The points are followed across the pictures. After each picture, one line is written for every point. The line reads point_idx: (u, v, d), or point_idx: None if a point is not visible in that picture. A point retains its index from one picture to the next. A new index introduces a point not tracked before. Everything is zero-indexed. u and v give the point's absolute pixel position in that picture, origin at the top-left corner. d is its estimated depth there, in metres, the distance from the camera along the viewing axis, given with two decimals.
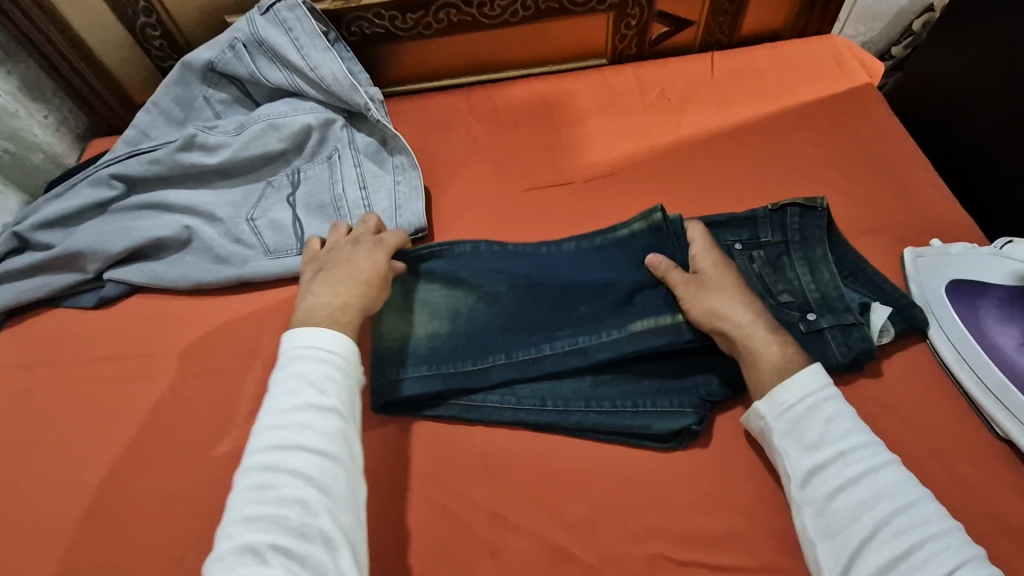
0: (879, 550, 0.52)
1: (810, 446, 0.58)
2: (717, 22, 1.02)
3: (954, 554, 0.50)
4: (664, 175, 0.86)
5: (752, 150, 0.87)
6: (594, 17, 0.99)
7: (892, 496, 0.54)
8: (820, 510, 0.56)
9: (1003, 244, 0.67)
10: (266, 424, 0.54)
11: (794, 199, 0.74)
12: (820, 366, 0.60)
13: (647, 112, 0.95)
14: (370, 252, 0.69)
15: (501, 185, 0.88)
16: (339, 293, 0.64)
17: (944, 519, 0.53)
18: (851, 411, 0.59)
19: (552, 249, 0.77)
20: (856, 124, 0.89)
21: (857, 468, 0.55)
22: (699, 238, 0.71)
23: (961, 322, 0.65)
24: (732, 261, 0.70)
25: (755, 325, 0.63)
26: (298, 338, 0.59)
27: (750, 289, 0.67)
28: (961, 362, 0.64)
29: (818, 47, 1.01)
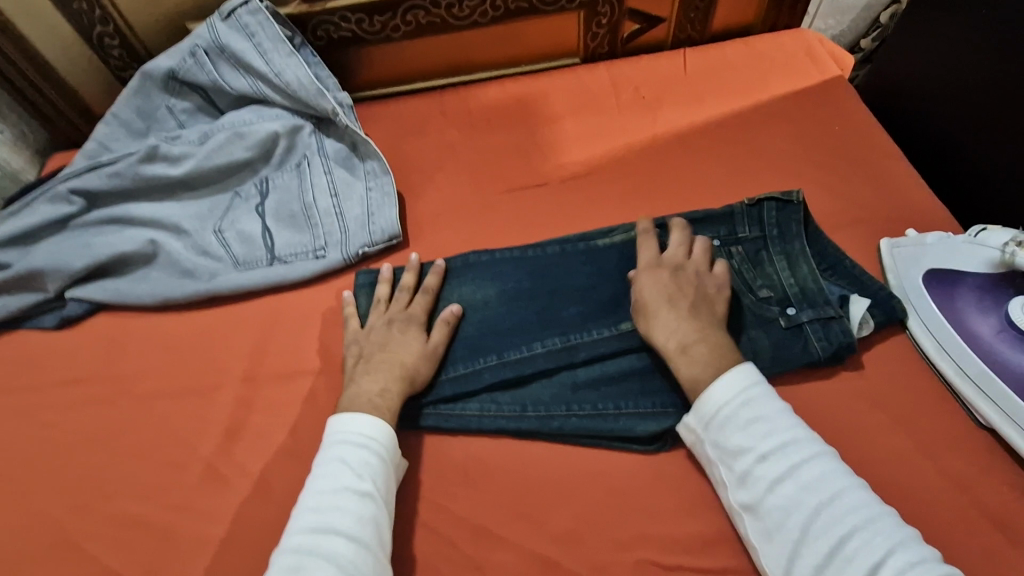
0: (811, 550, 0.50)
1: (735, 453, 0.56)
2: (688, 19, 1.02)
3: (884, 544, 0.48)
4: (641, 173, 0.85)
5: (728, 146, 0.87)
6: (564, 17, 0.98)
7: (820, 492, 0.52)
8: (755, 514, 0.54)
9: (977, 232, 0.66)
10: (306, 505, 0.55)
11: (770, 194, 0.73)
12: (738, 373, 0.58)
13: (622, 111, 0.94)
14: (405, 333, 0.67)
15: (476, 188, 0.87)
16: (379, 378, 0.63)
17: (874, 507, 0.51)
18: (775, 407, 0.56)
19: (534, 251, 0.75)
20: (829, 117, 0.89)
21: (782, 468, 0.53)
22: (646, 251, 0.70)
23: (939, 312, 0.65)
24: (669, 268, 0.67)
25: (667, 346, 0.62)
26: (341, 421, 0.60)
27: (680, 301, 0.64)
28: (941, 351, 0.63)
29: (789, 41, 1.01)
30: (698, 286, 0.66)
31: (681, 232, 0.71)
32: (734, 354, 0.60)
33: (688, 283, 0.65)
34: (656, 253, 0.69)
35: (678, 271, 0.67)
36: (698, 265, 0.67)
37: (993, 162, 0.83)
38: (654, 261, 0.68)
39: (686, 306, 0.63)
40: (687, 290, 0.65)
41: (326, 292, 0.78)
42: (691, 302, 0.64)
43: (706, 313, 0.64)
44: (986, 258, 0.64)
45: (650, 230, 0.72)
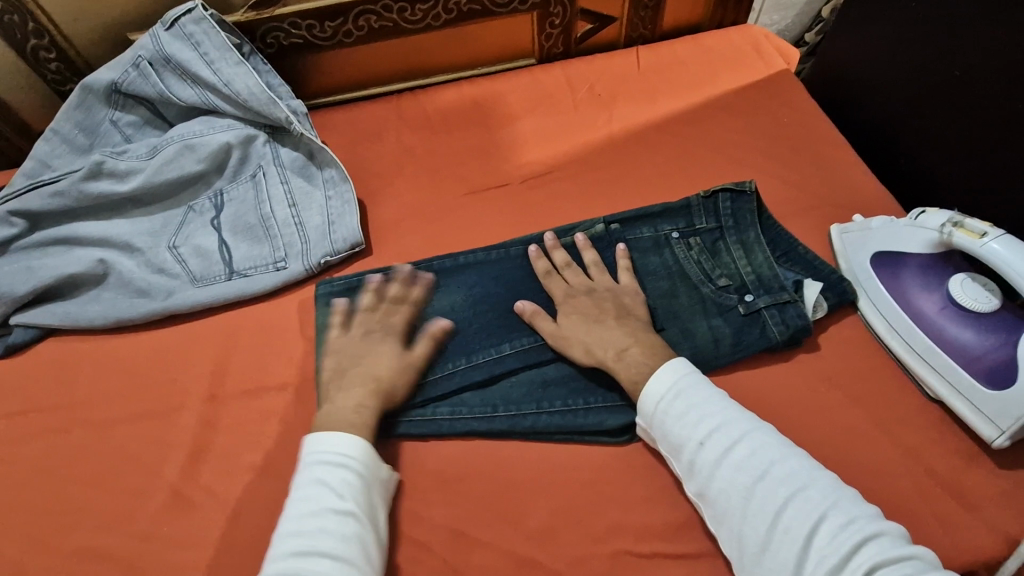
0: (753, 528, 0.52)
1: (677, 445, 0.58)
2: (639, 18, 1.04)
3: (815, 510, 0.51)
4: (600, 170, 0.87)
5: (682, 141, 0.89)
6: (517, 18, 0.99)
7: (754, 469, 0.54)
8: (702, 499, 0.56)
9: (917, 214, 0.68)
10: (284, 530, 0.54)
11: (724, 185, 0.76)
12: (665, 369, 0.61)
13: (578, 110, 0.95)
14: (382, 346, 0.67)
15: (437, 191, 0.86)
16: (355, 394, 0.62)
17: (804, 477, 0.53)
18: (707, 393, 0.59)
19: (497, 252, 0.76)
20: (777, 109, 0.92)
21: (719, 451, 0.56)
22: (553, 283, 0.71)
23: (886, 291, 0.67)
24: (577, 290, 0.70)
25: (605, 357, 0.64)
26: (314, 443, 0.59)
27: (607, 315, 0.67)
28: (890, 330, 0.66)
29: (736, 36, 1.04)
30: (614, 297, 0.69)
31: (572, 263, 0.72)
32: (662, 350, 0.64)
33: (605, 297, 0.69)
34: (566, 285, 0.71)
35: (588, 288, 0.70)
36: (609, 284, 0.70)
37: (931, 146, 0.87)
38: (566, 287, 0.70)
39: (613, 318, 0.66)
40: (607, 303, 0.68)
41: (288, 304, 0.77)
42: (614, 313, 0.67)
43: (631, 317, 0.67)
44: (926, 240, 0.66)
45: (549, 273, 0.72)
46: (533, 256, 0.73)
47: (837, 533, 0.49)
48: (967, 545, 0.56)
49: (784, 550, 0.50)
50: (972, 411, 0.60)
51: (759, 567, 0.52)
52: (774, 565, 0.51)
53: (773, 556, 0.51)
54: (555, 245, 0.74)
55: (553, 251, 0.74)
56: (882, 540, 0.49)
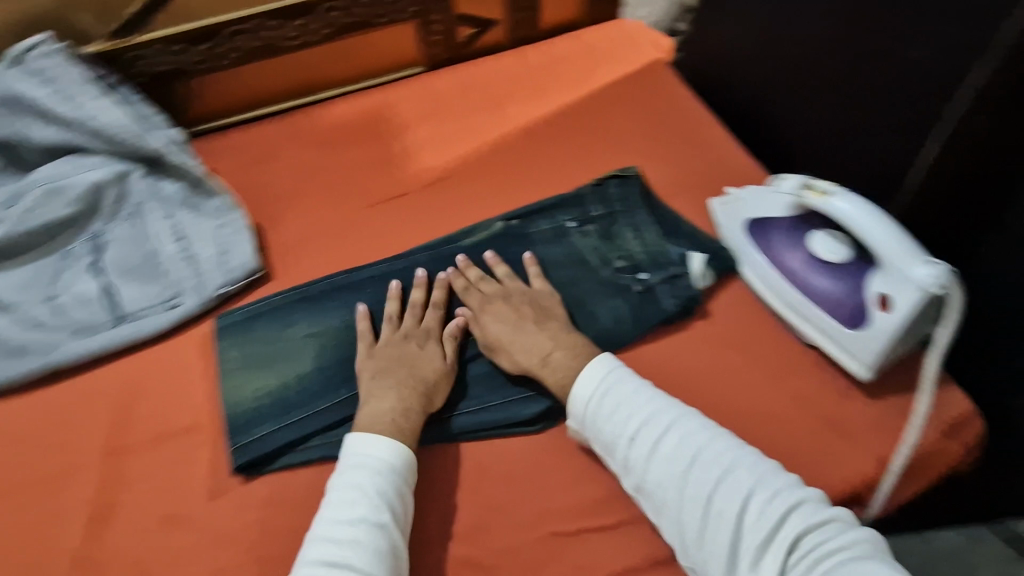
0: (691, 515, 0.55)
1: (610, 444, 0.61)
2: (519, 20, 1.06)
3: (742, 487, 0.54)
4: (495, 171, 0.89)
5: (571, 135, 0.93)
6: (398, 28, 0.99)
7: (683, 457, 0.57)
8: (642, 493, 0.59)
9: (778, 180, 0.73)
10: (317, 536, 0.53)
11: (612, 173, 0.83)
12: (592, 368, 0.63)
13: (468, 114, 0.97)
14: (424, 349, 0.68)
15: (335, 208, 0.85)
16: (400, 397, 0.63)
17: (727, 457, 0.56)
18: (633, 388, 0.62)
19: (403, 260, 0.77)
20: (655, 97, 0.98)
21: (651, 443, 0.59)
22: (471, 297, 0.72)
23: (757, 253, 0.73)
24: (497, 300, 0.71)
25: (531, 364, 0.66)
26: (352, 445, 0.59)
27: (530, 321, 0.68)
28: (767, 288, 0.72)
29: (611, 32, 1.10)
30: (534, 301, 0.71)
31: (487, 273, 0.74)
32: (583, 348, 0.66)
33: (524, 303, 0.70)
34: (485, 297, 0.72)
35: (507, 295, 0.71)
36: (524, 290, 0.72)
37: None
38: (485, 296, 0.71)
39: (536, 323, 0.68)
40: (528, 308, 0.69)
41: (186, 341, 0.73)
42: (536, 318, 0.69)
43: (553, 319, 0.69)
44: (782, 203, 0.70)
45: (466, 289, 0.72)
46: (446, 279, 0.73)
47: (764, 506, 0.53)
48: (851, 473, 0.62)
49: (721, 530, 0.53)
50: (842, 353, 0.66)
51: (700, 551, 0.54)
52: (713, 548, 0.53)
53: (711, 540, 0.54)
54: (468, 262, 0.74)
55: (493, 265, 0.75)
56: (801, 506, 0.53)
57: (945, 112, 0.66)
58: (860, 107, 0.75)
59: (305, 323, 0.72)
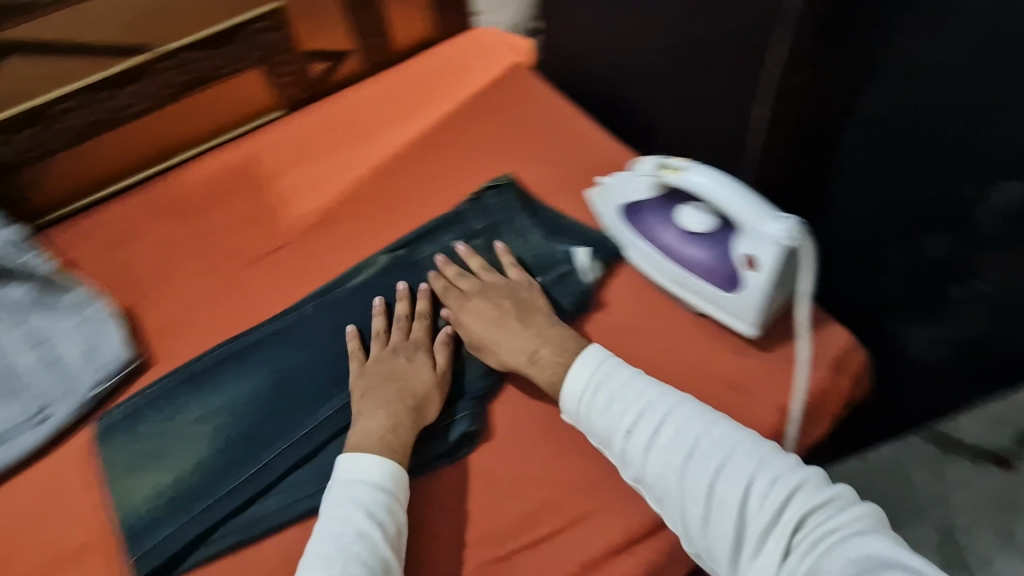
0: (692, 503, 0.52)
1: (608, 437, 0.58)
2: (372, 45, 1.04)
3: (744, 472, 0.51)
4: (373, 204, 0.86)
5: (443, 153, 0.92)
6: (244, 76, 0.94)
7: (681, 447, 0.54)
8: (642, 484, 0.56)
9: (638, 163, 0.75)
10: (309, 556, 0.53)
11: (486, 185, 0.83)
12: (590, 356, 0.62)
13: (337, 150, 0.94)
14: (410, 361, 0.67)
15: (210, 276, 0.80)
16: (390, 414, 0.62)
17: (728, 442, 0.54)
18: (625, 378, 0.60)
19: (291, 314, 0.74)
20: (520, 100, 0.99)
21: (646, 434, 0.56)
22: (455, 300, 0.71)
23: (634, 234, 0.74)
24: (481, 299, 0.70)
25: (518, 362, 0.66)
26: (342, 466, 0.59)
27: (510, 318, 0.68)
28: (651, 268, 0.74)
29: (468, 44, 1.10)
30: (513, 295, 0.70)
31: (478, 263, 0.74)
32: (574, 342, 0.65)
33: (504, 298, 0.70)
34: (469, 297, 0.71)
35: (488, 292, 0.70)
36: (509, 285, 0.71)
37: None
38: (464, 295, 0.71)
39: (517, 320, 0.68)
40: (508, 305, 0.69)
41: (64, 455, 0.67)
42: (518, 314, 0.68)
43: (536, 312, 0.69)
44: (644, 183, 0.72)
45: (449, 290, 0.72)
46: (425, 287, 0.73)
47: (769, 490, 0.50)
48: (760, 427, 0.64)
49: (724, 517, 0.50)
50: (728, 316, 0.69)
51: (704, 538, 0.52)
52: (717, 537, 0.50)
53: (714, 529, 0.51)
54: (449, 264, 0.74)
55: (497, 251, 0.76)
56: (808, 487, 0.50)
57: (767, 56, 0.60)
58: (687, 72, 0.72)
59: (193, 406, 0.68)
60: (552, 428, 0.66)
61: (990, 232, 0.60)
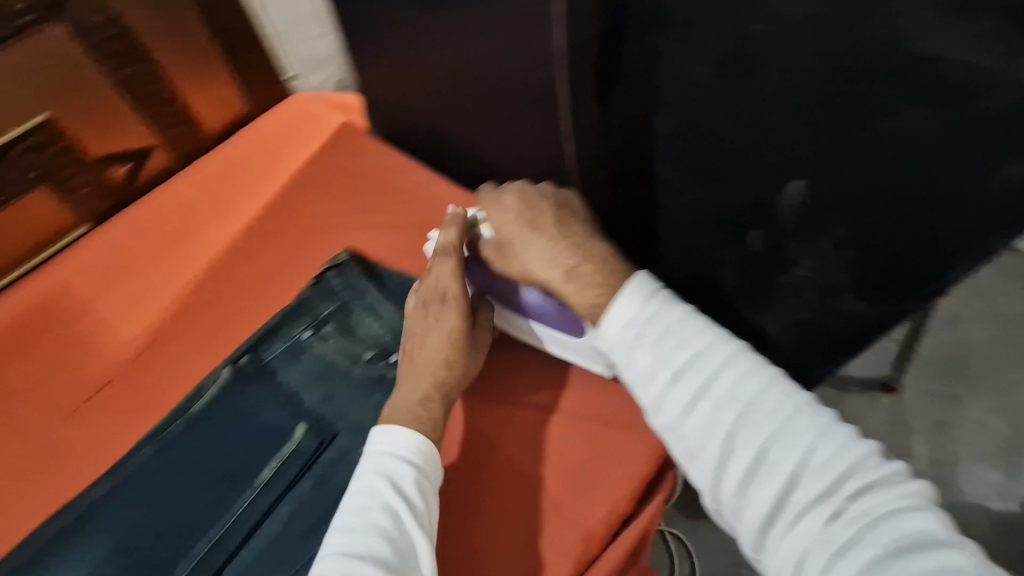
0: (736, 460, 0.47)
1: (647, 378, 0.52)
2: (177, 135, 0.95)
3: (804, 437, 0.46)
4: (206, 311, 0.79)
5: (278, 237, 0.86)
6: (23, 200, 0.83)
7: (736, 403, 0.48)
8: (676, 439, 0.51)
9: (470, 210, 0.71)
10: (338, 527, 0.52)
11: (325, 266, 0.78)
12: (644, 280, 0.55)
13: (157, 258, 0.85)
14: (442, 311, 0.65)
15: (24, 440, 0.70)
16: (420, 386, 0.62)
17: (791, 403, 0.48)
18: (677, 317, 0.53)
19: (124, 466, 0.65)
20: (351, 160, 0.94)
21: (695, 382, 0.50)
22: (496, 209, 0.64)
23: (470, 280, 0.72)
24: (528, 208, 0.63)
25: (556, 278, 0.60)
26: (375, 436, 0.58)
27: (544, 220, 0.62)
28: (505, 317, 0.72)
29: (286, 110, 1.03)
30: (558, 195, 0.64)
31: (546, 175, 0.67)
32: (621, 263, 0.58)
33: (545, 198, 0.64)
34: (511, 205, 0.64)
35: (523, 189, 0.64)
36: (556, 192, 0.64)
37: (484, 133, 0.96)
38: (500, 192, 0.66)
39: (552, 221, 0.62)
40: (545, 207, 0.63)
41: None
42: (555, 219, 0.62)
43: (573, 218, 0.63)
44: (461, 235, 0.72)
45: (494, 192, 0.66)
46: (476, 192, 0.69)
47: (828, 459, 0.45)
48: (645, 451, 0.64)
49: (768, 481, 0.46)
50: (583, 357, 0.69)
51: (738, 500, 0.47)
52: (755, 501, 0.46)
53: (754, 491, 0.46)
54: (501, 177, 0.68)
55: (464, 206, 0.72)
56: (869, 460, 0.45)
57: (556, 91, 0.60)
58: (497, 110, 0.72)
59: None
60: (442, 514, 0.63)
61: (794, 224, 0.60)
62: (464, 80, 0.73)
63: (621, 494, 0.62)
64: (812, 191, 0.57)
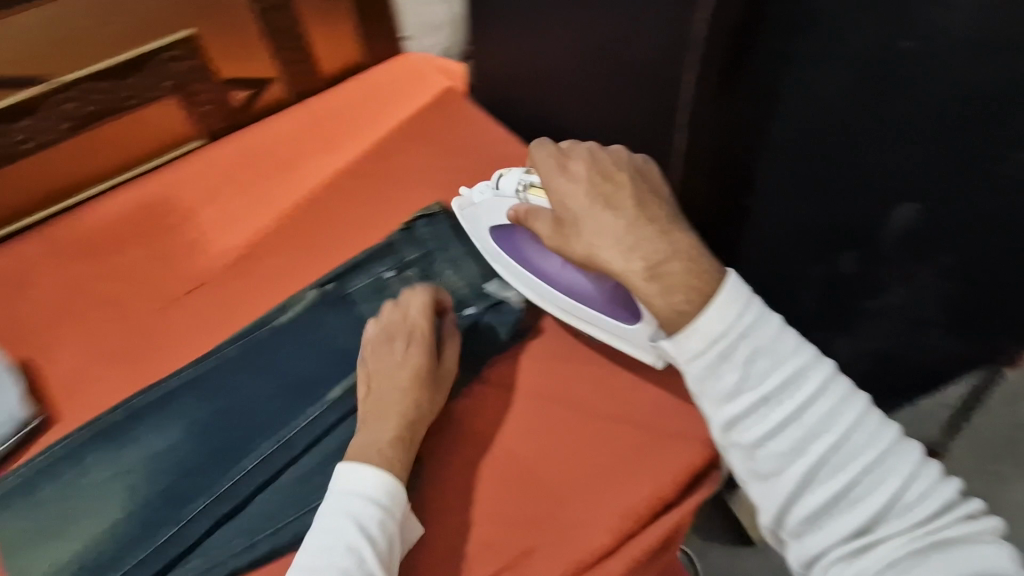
0: (818, 490, 0.48)
1: (730, 396, 0.50)
2: (296, 72, 1.01)
3: (890, 474, 0.48)
4: (299, 238, 0.83)
5: (374, 182, 0.90)
6: (155, 106, 0.89)
7: (827, 434, 0.49)
8: (748, 457, 0.51)
9: (500, 178, 0.71)
10: (301, 563, 0.54)
11: (416, 214, 0.82)
12: (738, 288, 0.52)
13: (260, 181, 0.90)
14: (410, 354, 0.66)
15: (123, 321, 0.76)
16: (387, 423, 0.62)
17: (879, 438, 0.49)
18: (773, 335, 0.51)
19: (210, 359, 0.70)
20: (452, 123, 0.97)
21: (786, 409, 0.49)
22: (570, 187, 0.61)
23: (509, 256, 0.75)
24: (603, 190, 0.59)
25: (634, 271, 0.55)
26: (341, 474, 0.59)
27: (623, 203, 0.58)
28: (544, 299, 0.73)
29: (397, 67, 1.07)
30: (632, 169, 0.61)
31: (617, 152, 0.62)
32: (705, 260, 0.54)
33: (619, 173, 0.60)
34: (585, 184, 0.60)
35: (600, 167, 0.60)
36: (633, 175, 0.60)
37: None
38: (571, 168, 0.62)
39: (630, 201, 0.58)
40: (625, 190, 0.58)
41: None
42: (635, 205, 0.58)
43: (654, 204, 0.58)
44: (509, 206, 0.70)
45: (563, 167, 0.62)
46: (539, 161, 0.64)
47: (910, 497, 0.47)
48: (696, 445, 0.65)
49: (850, 511, 0.47)
50: (630, 346, 0.69)
51: (809, 528, 0.48)
52: (830, 530, 0.48)
53: (831, 521, 0.48)
54: (569, 149, 0.63)
55: (502, 176, 0.71)
56: (948, 498, 0.48)
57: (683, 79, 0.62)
58: (612, 93, 0.74)
59: (101, 467, 0.64)
60: (491, 465, 0.65)
61: (895, 246, 0.65)
62: (584, 58, 0.75)
63: (667, 481, 0.63)
64: (920, 216, 0.63)
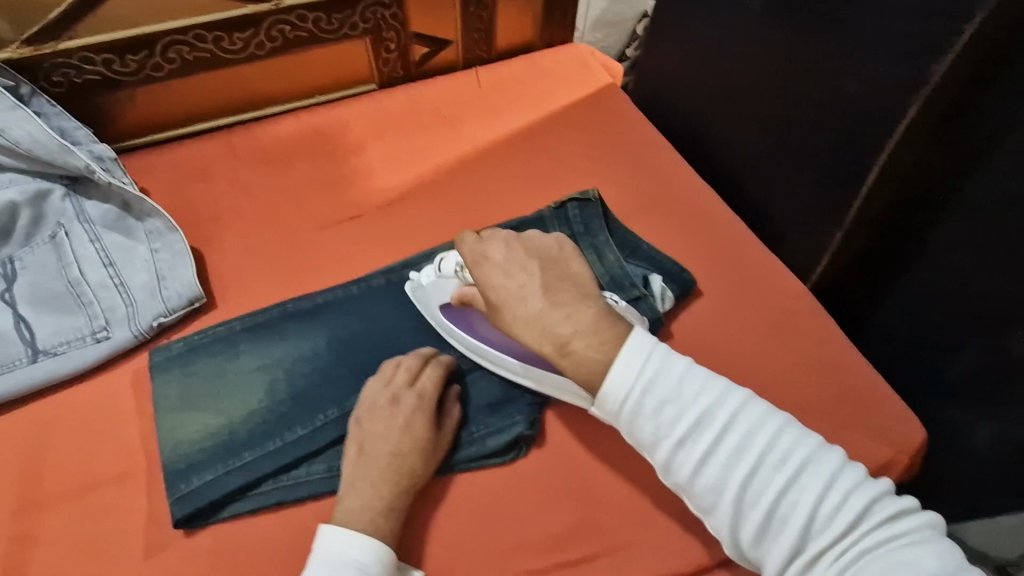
0: (749, 518, 0.48)
1: (652, 442, 0.51)
2: (473, 39, 1.04)
3: (812, 488, 0.47)
4: (451, 193, 0.87)
5: (527, 156, 0.92)
6: (349, 43, 0.95)
7: (742, 463, 0.49)
8: (687, 495, 0.52)
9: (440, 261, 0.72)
10: None
11: (571, 196, 0.83)
12: (634, 344, 0.53)
13: (423, 132, 0.94)
14: (411, 419, 0.61)
15: (284, 230, 0.82)
16: (372, 490, 0.58)
17: (793, 453, 0.48)
18: (675, 379, 0.51)
19: (359, 285, 0.74)
20: (610, 118, 0.99)
21: (699, 447, 0.50)
22: (488, 271, 0.62)
23: (459, 330, 0.68)
24: (517, 275, 0.61)
25: (546, 350, 0.57)
26: (326, 539, 0.54)
27: (531, 287, 0.59)
28: (504, 367, 0.67)
29: (565, 54, 1.08)
30: (544, 256, 0.63)
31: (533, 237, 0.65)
32: (614, 325, 0.56)
33: (531, 260, 0.62)
34: (497, 270, 0.62)
35: (510, 253, 0.62)
36: (545, 262, 0.62)
37: None
38: (484, 253, 0.63)
39: (538, 288, 0.59)
40: (535, 276, 0.60)
41: (132, 371, 0.69)
42: (542, 288, 0.59)
43: (563, 286, 0.60)
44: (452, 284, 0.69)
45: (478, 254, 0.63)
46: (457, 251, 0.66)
47: (835, 504, 0.47)
48: None
49: (784, 530, 0.47)
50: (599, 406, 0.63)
51: (756, 551, 0.49)
52: (773, 553, 0.48)
53: (771, 543, 0.48)
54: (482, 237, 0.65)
55: (444, 259, 0.72)
56: (874, 496, 0.47)
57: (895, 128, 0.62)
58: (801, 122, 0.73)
59: (250, 356, 0.68)
60: (604, 452, 0.66)
61: None
62: (787, 81, 0.75)
63: None
64: None
